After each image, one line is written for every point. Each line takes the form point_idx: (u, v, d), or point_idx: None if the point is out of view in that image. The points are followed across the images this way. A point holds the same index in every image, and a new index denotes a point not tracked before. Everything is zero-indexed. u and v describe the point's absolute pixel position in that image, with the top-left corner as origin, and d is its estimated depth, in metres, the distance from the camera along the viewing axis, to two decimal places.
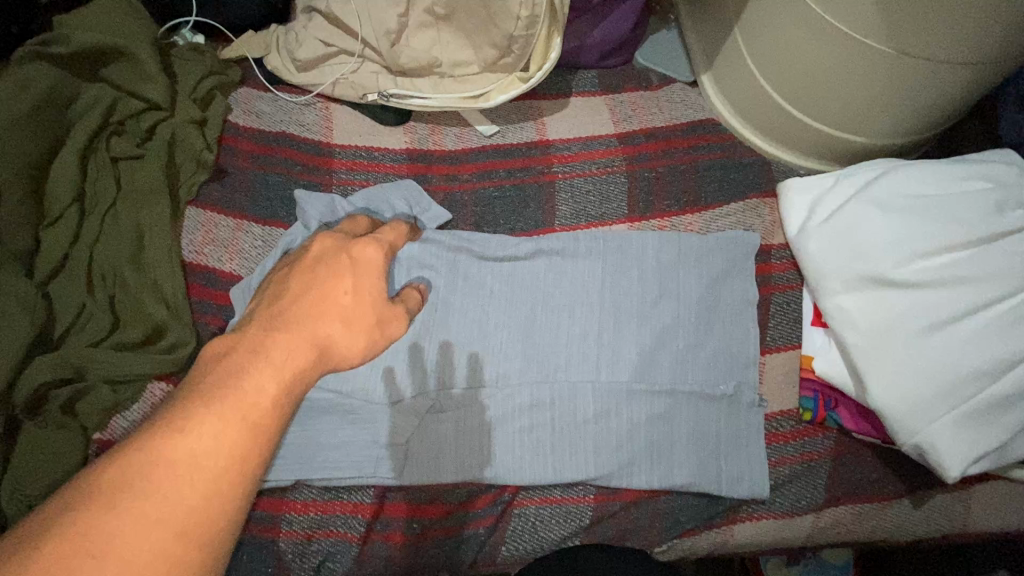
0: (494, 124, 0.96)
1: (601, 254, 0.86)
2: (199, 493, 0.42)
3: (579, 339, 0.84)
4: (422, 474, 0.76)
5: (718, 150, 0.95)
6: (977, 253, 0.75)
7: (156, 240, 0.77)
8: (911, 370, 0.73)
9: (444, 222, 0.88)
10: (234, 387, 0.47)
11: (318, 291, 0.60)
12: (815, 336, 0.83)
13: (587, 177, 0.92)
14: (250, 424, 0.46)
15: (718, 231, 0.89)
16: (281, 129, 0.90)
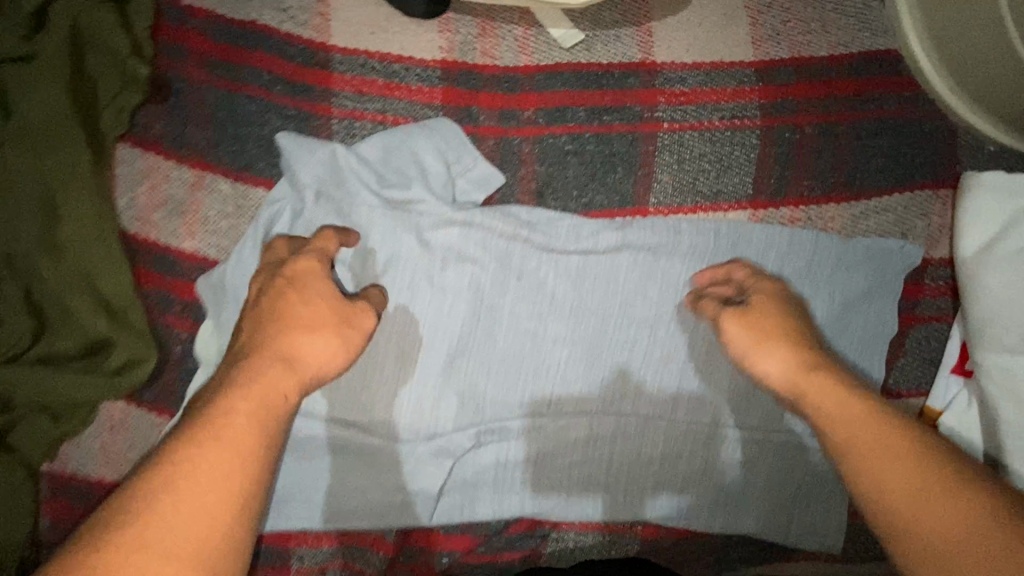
0: (578, 30, 0.64)
1: (707, 254, 0.64)
2: (206, 517, 0.37)
3: (659, 364, 0.65)
4: (455, 512, 0.65)
5: (895, 105, 0.66)
6: None
7: (78, 209, 0.53)
8: None
9: (495, 187, 0.62)
10: (209, 418, 0.42)
11: (268, 325, 0.50)
12: (949, 385, 0.66)
13: (702, 130, 0.64)
14: (254, 453, 0.41)
15: (867, 235, 0.65)
16: (252, 19, 0.58)
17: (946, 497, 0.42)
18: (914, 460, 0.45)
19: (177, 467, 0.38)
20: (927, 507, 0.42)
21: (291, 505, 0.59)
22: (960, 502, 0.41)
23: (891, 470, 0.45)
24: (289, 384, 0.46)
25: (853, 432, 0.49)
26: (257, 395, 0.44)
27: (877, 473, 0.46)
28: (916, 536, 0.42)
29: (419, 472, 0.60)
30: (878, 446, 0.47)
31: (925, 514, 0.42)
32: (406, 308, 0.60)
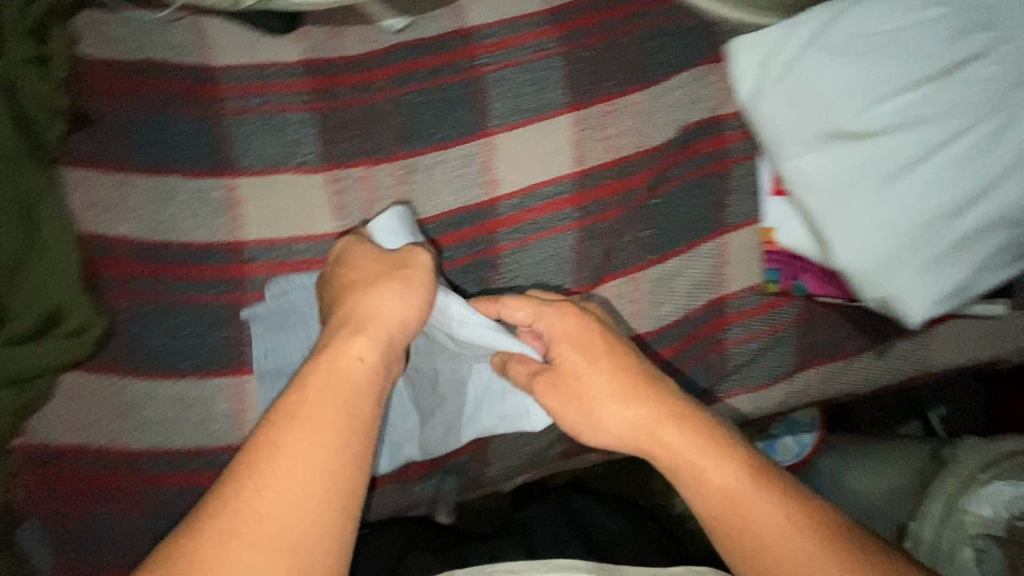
0: (403, 17, 0.82)
1: (531, 248, 0.79)
2: (314, 497, 0.49)
3: (528, 261, 0.79)
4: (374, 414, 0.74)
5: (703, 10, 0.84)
6: (940, 86, 0.67)
7: (27, 212, 0.65)
8: (875, 223, 0.69)
9: (315, 219, 0.74)
10: (299, 395, 0.53)
11: (323, 368, 0.55)
12: (774, 207, 0.79)
13: (520, 66, 0.81)
14: (347, 413, 0.53)
15: (668, 108, 0.81)
16: (148, 57, 0.76)
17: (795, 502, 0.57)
18: (763, 502, 0.57)
19: (281, 458, 0.49)
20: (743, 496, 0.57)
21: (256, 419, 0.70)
22: (786, 534, 0.55)
23: (724, 508, 0.58)
24: (361, 348, 0.57)
25: (729, 487, 0.58)
26: (354, 373, 0.55)
27: (711, 490, 0.59)
28: (762, 538, 0.56)
29: None
30: (778, 524, 0.56)
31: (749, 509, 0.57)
32: (314, 245, 0.74)
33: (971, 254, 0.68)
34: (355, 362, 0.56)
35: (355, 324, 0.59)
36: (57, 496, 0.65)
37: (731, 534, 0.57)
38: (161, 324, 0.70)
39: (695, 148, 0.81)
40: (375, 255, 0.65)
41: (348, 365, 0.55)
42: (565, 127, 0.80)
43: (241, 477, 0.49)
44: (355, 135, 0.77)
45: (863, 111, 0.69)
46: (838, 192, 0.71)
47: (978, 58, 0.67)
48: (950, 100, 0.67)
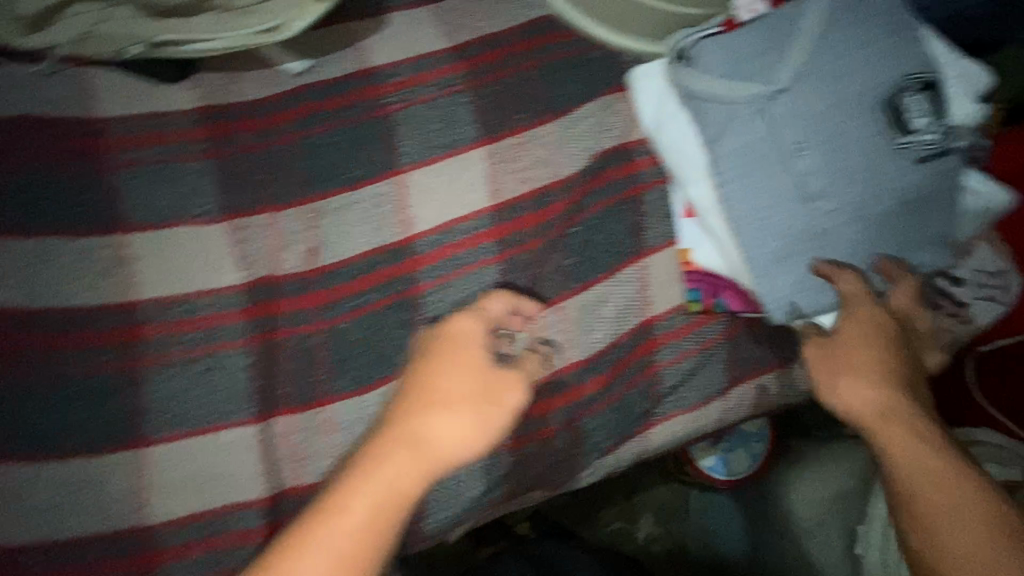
0: (304, 59, 0.80)
1: (451, 286, 0.76)
2: (350, 544, 0.54)
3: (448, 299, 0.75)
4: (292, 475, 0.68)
5: (776, 9, 0.72)
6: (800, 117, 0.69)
7: None
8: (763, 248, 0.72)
9: (215, 272, 0.70)
10: (384, 465, 0.58)
11: (383, 473, 0.58)
12: (687, 227, 0.79)
13: (428, 103, 0.80)
14: (401, 501, 0.57)
15: (579, 135, 0.82)
16: (23, 112, 0.71)
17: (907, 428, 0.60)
18: (959, 467, 0.57)
19: (349, 505, 0.55)
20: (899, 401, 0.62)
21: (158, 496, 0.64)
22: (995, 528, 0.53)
23: (927, 477, 0.57)
24: (415, 469, 0.59)
25: (919, 468, 0.58)
26: (434, 450, 0.61)
27: (952, 546, 0.54)
28: (916, 484, 0.57)
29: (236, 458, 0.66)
30: (934, 483, 0.56)
31: (899, 442, 0.60)
32: (217, 299, 0.69)
33: (861, 266, 0.71)
34: (405, 480, 0.58)
35: (407, 443, 0.60)
36: None
37: (919, 502, 0.57)
38: (44, 400, 0.63)
39: (608, 175, 0.81)
40: (469, 360, 0.66)
41: (413, 478, 0.59)
42: (478, 161, 0.79)
43: (291, 557, 0.52)
44: (257, 181, 0.74)
45: (772, 280, 0.70)
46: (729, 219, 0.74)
47: (861, 196, 0.68)
48: (836, 255, 0.70)
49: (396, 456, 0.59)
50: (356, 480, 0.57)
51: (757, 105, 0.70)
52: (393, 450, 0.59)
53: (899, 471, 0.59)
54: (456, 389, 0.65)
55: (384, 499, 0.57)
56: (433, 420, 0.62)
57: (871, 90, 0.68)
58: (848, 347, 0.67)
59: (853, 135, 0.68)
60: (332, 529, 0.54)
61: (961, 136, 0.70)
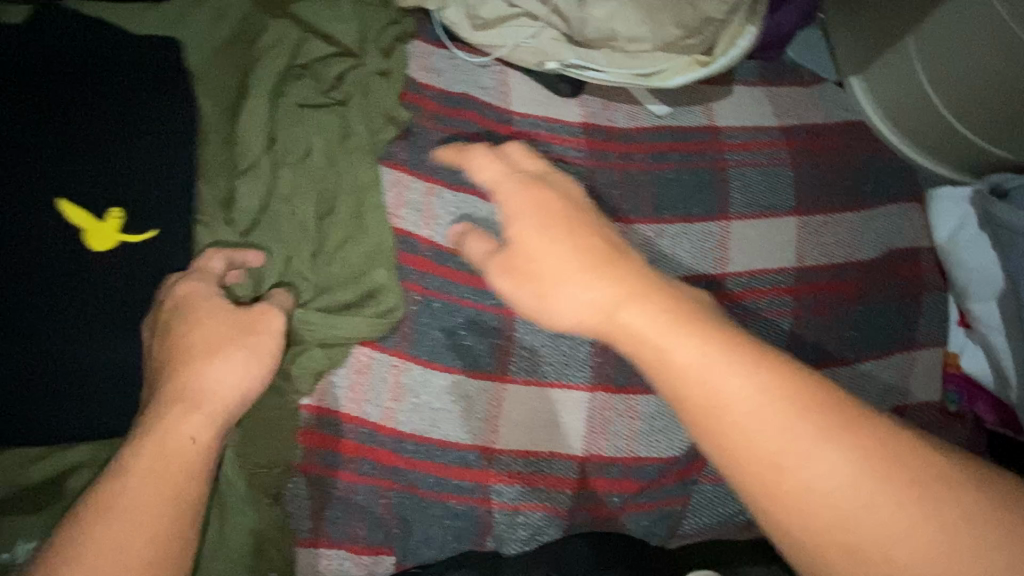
0: (667, 105, 0.94)
1: (749, 325, 0.87)
2: (128, 521, 0.50)
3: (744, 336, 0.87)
4: (602, 445, 0.78)
5: None
6: None
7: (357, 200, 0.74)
8: None
9: None
10: (158, 432, 0.54)
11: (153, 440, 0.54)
12: (958, 334, 0.90)
13: (758, 167, 0.93)
14: (176, 483, 0.53)
15: (877, 229, 0.94)
16: (462, 90, 0.87)
17: (882, 480, 0.41)
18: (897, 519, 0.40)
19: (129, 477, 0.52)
20: (858, 490, 0.41)
21: (506, 427, 0.76)
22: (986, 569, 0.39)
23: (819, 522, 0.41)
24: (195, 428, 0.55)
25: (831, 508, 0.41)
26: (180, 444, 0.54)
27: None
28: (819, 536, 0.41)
29: (570, 417, 0.78)
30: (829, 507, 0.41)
31: (887, 479, 0.41)
32: None
33: None
34: (186, 443, 0.54)
35: (186, 400, 0.56)
36: (328, 459, 0.70)
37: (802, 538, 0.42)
38: (444, 316, 0.76)
39: (897, 270, 0.92)
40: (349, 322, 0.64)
41: (177, 450, 0.54)
42: (792, 227, 0.91)
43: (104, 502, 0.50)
44: (617, 194, 0.88)
45: None
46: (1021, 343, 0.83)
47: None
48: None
49: (171, 411, 0.55)
50: (163, 420, 0.55)
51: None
52: (167, 405, 0.55)
53: (860, 546, 0.40)
54: (194, 328, 0.59)
55: (162, 444, 0.54)
56: (204, 370, 0.57)
57: None
58: (729, 433, 0.44)
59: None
60: (126, 501, 0.51)
61: None
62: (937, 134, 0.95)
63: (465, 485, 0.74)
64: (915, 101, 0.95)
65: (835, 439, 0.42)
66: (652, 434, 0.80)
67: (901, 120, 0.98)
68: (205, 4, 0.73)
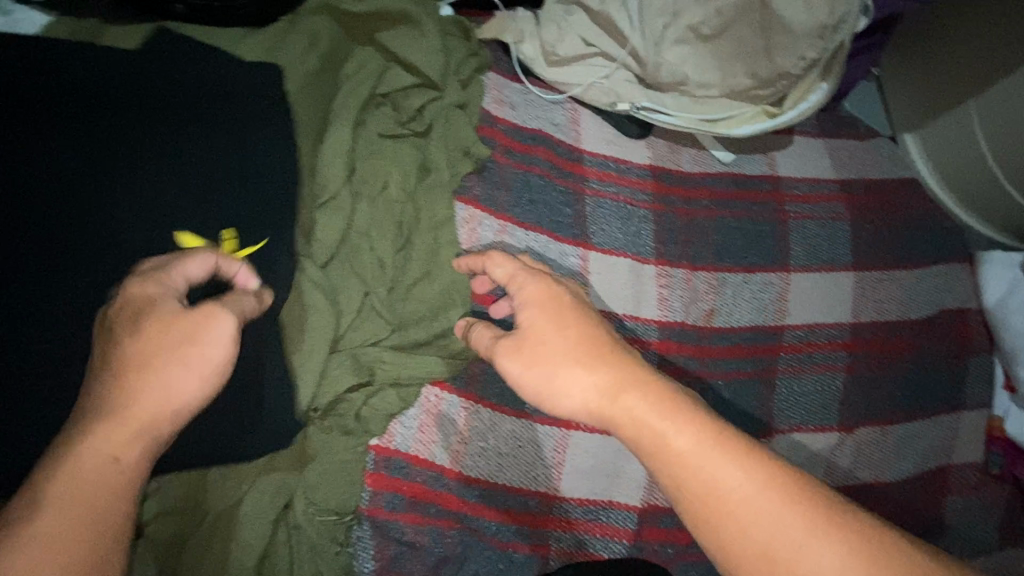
0: (730, 152, 0.95)
1: (803, 379, 0.87)
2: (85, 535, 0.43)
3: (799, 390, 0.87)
4: (660, 497, 0.78)
5: None
6: None
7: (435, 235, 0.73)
8: None
9: (641, 302, 0.83)
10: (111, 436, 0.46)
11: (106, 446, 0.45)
12: (1002, 398, 0.92)
13: (817, 220, 0.94)
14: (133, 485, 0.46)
15: (928, 289, 0.95)
16: (535, 125, 0.86)
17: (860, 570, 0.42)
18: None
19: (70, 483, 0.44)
20: None
21: (570, 475, 0.74)
22: None
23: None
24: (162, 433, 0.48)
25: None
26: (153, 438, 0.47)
27: None
28: None
29: (632, 469, 0.77)
30: None
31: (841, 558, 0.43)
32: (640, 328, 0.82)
33: None
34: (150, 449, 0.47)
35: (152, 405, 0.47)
36: (393, 503, 0.67)
37: None
38: None
39: (947, 330, 0.93)
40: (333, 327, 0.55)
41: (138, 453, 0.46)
42: (848, 282, 0.92)
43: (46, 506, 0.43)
44: (682, 239, 0.88)
45: None
46: None
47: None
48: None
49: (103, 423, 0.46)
50: (94, 433, 0.46)
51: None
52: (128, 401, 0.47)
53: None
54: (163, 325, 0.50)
55: (107, 458, 0.45)
56: (166, 377, 0.48)
57: None
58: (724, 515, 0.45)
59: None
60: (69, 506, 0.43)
61: None
62: (988, 199, 0.97)
63: (525, 532, 0.71)
64: (969, 166, 0.97)
65: (822, 536, 0.43)
66: None
67: (953, 181, 1.00)
68: (296, 30, 0.71)
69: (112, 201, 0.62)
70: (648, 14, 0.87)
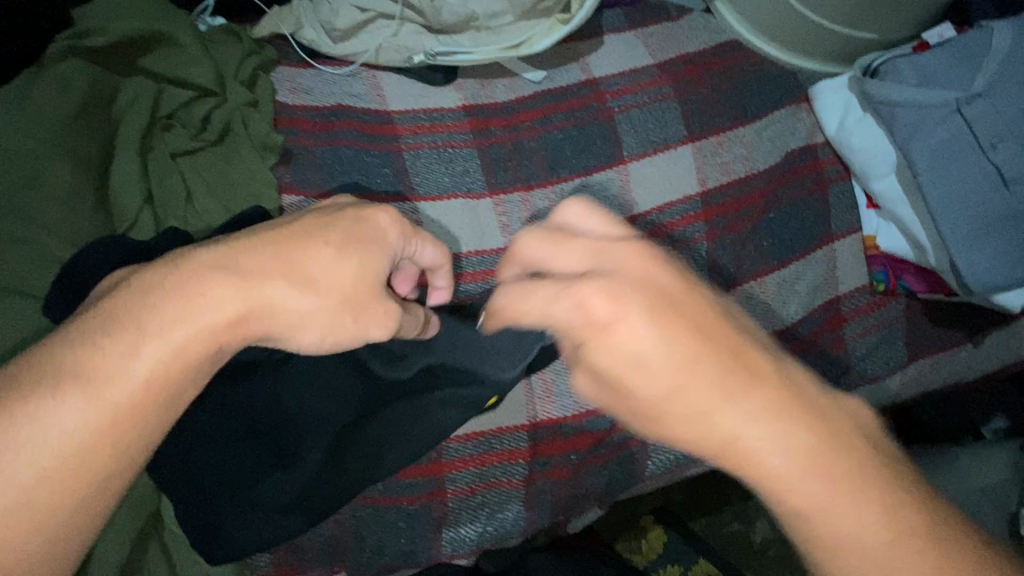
0: (541, 70, 0.96)
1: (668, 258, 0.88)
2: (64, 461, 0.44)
3: None
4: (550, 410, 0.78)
5: (959, 35, 0.83)
6: (998, 120, 0.79)
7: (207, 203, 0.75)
8: (960, 233, 0.80)
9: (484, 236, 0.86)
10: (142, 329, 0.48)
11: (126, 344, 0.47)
12: (871, 217, 0.93)
13: (643, 107, 0.95)
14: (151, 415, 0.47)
15: (770, 138, 0.95)
16: (335, 102, 0.87)
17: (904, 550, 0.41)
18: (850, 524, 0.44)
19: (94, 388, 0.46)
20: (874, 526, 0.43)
21: None
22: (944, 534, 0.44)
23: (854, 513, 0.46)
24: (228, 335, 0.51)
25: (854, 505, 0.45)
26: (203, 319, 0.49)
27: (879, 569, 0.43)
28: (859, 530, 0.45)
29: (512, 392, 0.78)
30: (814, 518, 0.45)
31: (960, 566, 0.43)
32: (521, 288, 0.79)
33: None
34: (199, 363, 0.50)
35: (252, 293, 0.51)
36: None
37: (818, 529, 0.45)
38: None
39: (798, 171, 0.94)
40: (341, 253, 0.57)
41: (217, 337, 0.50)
42: (688, 155, 0.93)
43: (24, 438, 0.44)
44: (512, 165, 0.90)
45: (967, 254, 0.80)
46: (932, 210, 0.82)
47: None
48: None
49: (123, 334, 0.46)
50: (153, 330, 0.48)
51: (953, 108, 0.81)
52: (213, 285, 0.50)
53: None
54: (287, 281, 0.53)
55: (239, 319, 0.51)
56: (272, 285, 0.52)
57: None
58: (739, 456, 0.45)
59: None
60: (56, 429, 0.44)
61: None
62: (800, 38, 0.99)
63: (417, 482, 0.72)
64: (770, 12, 0.99)
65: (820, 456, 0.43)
66: None
67: (766, 31, 1.01)
68: (46, 75, 0.71)
69: (79, 143, 0.70)
70: None
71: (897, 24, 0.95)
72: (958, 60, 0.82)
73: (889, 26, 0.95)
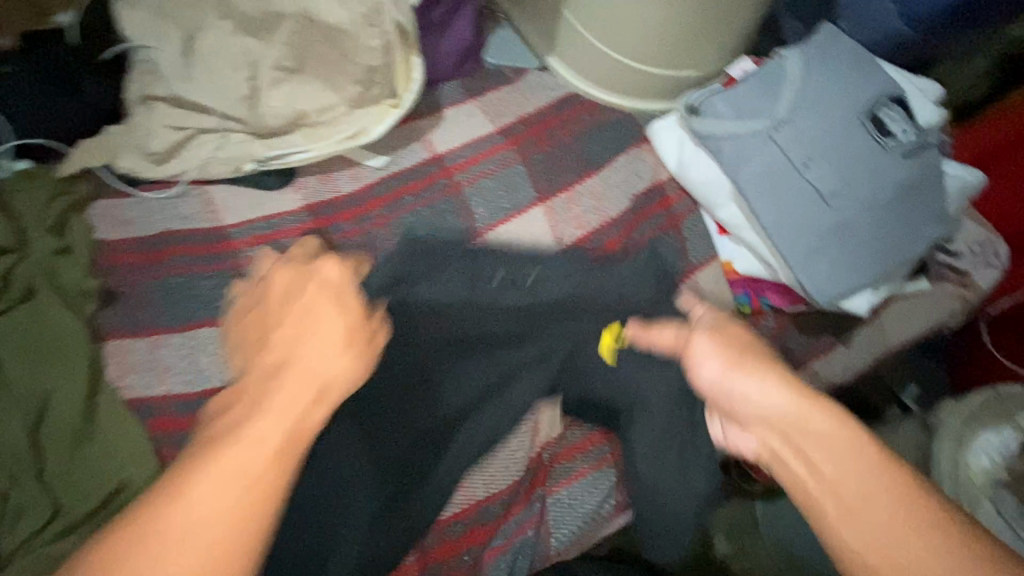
0: (382, 156, 0.95)
1: None
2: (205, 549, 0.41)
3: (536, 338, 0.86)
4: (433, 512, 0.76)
5: (762, 66, 0.88)
6: (813, 141, 0.83)
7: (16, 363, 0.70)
8: (801, 253, 0.83)
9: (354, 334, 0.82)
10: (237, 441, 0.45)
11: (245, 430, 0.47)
12: (725, 243, 0.95)
13: (490, 175, 0.95)
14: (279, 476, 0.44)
15: (616, 182, 0.98)
16: (160, 228, 0.83)
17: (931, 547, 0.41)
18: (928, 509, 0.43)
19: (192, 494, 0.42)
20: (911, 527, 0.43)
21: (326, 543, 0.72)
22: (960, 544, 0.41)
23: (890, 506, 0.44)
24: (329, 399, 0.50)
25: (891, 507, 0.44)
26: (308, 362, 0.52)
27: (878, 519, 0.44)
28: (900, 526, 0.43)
29: None
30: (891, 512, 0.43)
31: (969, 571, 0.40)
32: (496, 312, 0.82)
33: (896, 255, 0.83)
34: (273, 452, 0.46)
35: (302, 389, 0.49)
36: None
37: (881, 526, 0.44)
38: None
39: (648, 211, 0.96)
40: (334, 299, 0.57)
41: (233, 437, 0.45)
42: (540, 215, 0.94)
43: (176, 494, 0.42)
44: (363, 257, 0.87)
45: (811, 271, 0.83)
46: (771, 235, 0.84)
47: (867, 190, 0.81)
48: (857, 239, 0.82)
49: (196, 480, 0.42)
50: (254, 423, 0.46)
51: (766, 137, 0.85)
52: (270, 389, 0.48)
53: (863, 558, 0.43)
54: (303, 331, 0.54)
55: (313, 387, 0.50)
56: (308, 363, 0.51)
57: (855, 111, 0.83)
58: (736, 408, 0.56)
59: (846, 142, 0.82)
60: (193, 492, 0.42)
61: (933, 135, 0.82)
62: (628, 85, 1.03)
63: None
64: (596, 65, 1.02)
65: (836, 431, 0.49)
66: (484, 472, 0.79)
67: (597, 82, 1.05)
68: None
69: None
70: (221, 74, 0.86)
71: (710, 59, 1.00)
72: (766, 90, 0.86)
73: (703, 63, 1.00)
